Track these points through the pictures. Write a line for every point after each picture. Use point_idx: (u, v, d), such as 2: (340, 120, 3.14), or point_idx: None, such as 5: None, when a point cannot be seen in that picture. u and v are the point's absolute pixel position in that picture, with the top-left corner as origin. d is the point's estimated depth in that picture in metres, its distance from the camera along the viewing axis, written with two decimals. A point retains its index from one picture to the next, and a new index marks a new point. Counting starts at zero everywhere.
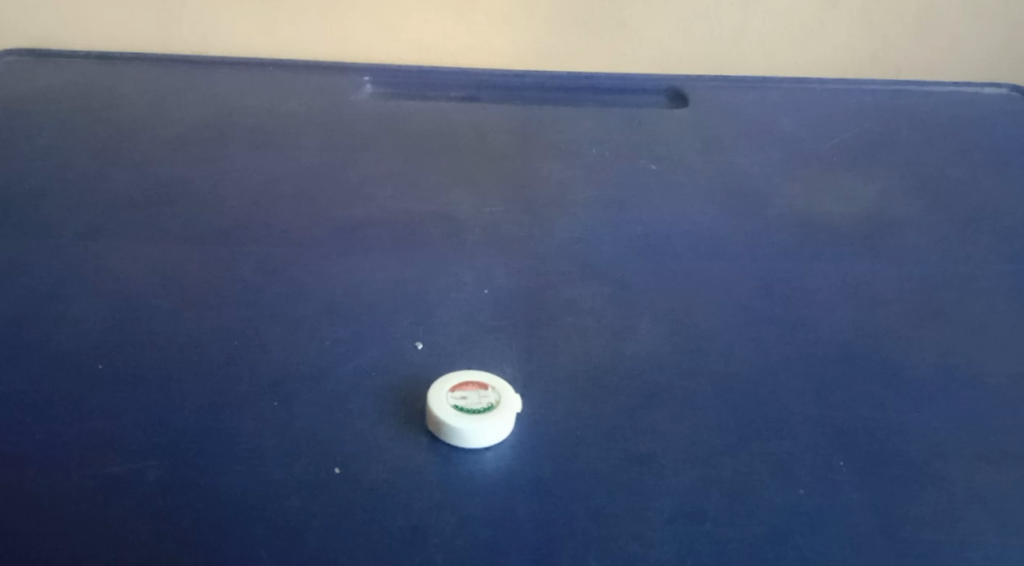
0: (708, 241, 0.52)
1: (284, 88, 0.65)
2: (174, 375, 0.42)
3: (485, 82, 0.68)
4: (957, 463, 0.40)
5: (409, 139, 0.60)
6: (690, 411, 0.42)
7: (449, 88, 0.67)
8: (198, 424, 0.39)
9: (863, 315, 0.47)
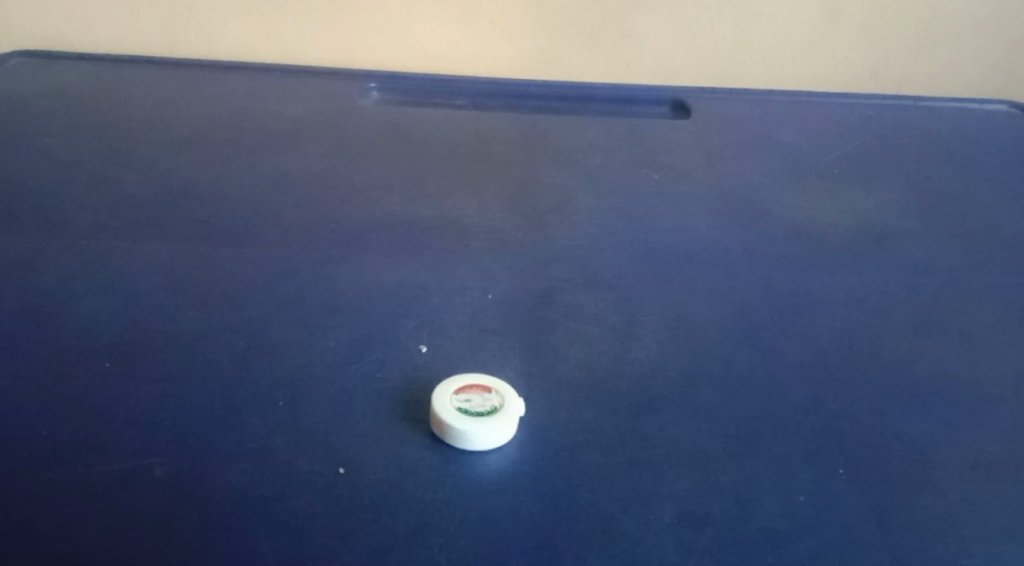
0: (364, 265, 0.81)
1: (167, 168, 0.92)
2: (155, 404, 0.67)
3: (280, 100, 1.04)
4: (545, 354, 0.73)
5: (252, 159, 0.94)
6: (473, 345, 0.74)
7: (274, 111, 1.03)
8: (179, 459, 0.64)
9: (524, 278, 0.81)
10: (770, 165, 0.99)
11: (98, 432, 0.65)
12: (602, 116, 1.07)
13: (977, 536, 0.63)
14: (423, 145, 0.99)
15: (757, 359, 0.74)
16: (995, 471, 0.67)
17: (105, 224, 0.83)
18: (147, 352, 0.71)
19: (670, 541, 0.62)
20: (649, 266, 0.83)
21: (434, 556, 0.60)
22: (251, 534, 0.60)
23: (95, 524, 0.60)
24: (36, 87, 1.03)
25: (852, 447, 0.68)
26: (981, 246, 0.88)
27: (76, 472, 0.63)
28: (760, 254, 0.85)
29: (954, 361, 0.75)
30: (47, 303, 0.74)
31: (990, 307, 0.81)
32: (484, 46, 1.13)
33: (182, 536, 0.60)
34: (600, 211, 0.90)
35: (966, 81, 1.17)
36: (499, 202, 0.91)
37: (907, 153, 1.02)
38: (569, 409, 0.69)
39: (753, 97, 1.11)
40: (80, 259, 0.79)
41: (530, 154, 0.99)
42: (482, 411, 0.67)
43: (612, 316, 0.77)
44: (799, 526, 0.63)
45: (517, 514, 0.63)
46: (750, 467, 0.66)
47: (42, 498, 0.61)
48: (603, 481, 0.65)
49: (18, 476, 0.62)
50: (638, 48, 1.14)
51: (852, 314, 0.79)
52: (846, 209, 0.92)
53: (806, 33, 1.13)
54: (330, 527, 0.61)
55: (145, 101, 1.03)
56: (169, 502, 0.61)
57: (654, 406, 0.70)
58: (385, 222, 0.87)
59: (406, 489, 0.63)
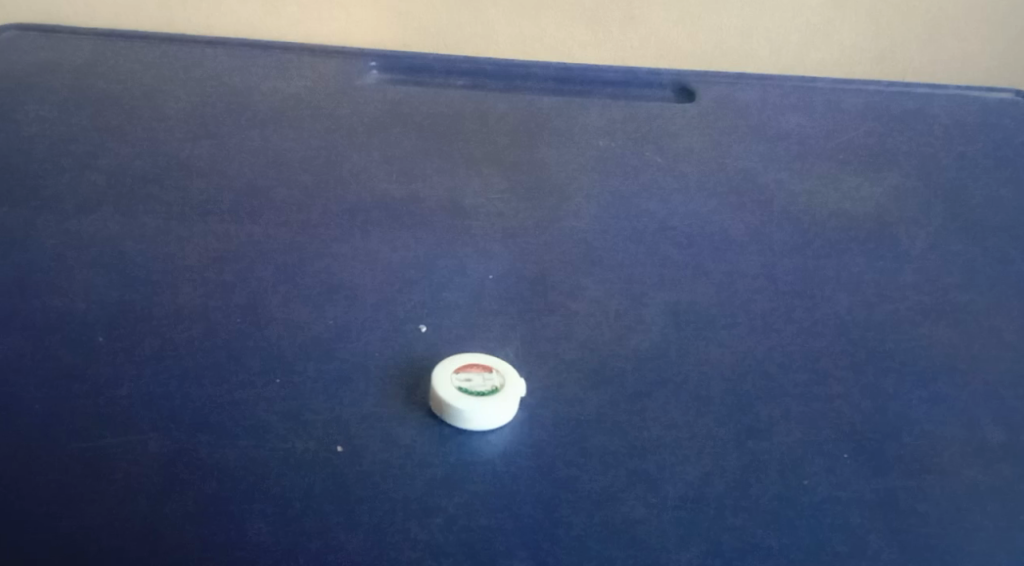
0: (364, 244, 0.80)
1: (160, 144, 0.91)
2: (151, 381, 0.66)
3: (278, 78, 1.03)
4: (546, 336, 0.72)
5: (248, 135, 0.93)
6: (473, 325, 0.73)
7: (273, 88, 1.01)
8: (174, 435, 0.63)
9: (526, 260, 0.80)
10: (773, 150, 0.98)
11: (83, 416, 0.63)
12: (606, 99, 1.06)
13: (987, 521, 0.62)
14: (423, 125, 0.98)
15: (761, 343, 0.73)
16: (1002, 458, 0.66)
17: (101, 200, 0.82)
18: (136, 331, 0.69)
19: (673, 524, 0.61)
20: (653, 249, 0.82)
21: (434, 537, 0.59)
22: (247, 512, 0.59)
23: (78, 512, 0.58)
24: (30, 61, 1.02)
25: (858, 433, 0.67)
26: (988, 233, 0.87)
27: (66, 450, 0.61)
28: (765, 239, 0.84)
29: (961, 348, 0.74)
30: (41, 278, 0.73)
31: (998, 295, 0.80)
32: (486, 27, 1.12)
33: (177, 512, 0.59)
34: (603, 193, 0.89)
35: (973, 70, 1.16)
36: (501, 183, 0.90)
37: (913, 140, 1.01)
38: (570, 391, 0.68)
39: (758, 82, 1.09)
40: (74, 234, 0.78)
41: (532, 135, 0.98)
42: (482, 391, 0.66)
43: (614, 298, 0.76)
44: (805, 511, 0.62)
45: (518, 495, 0.62)
46: (755, 452, 0.65)
47: (22, 489, 0.59)
48: (605, 463, 0.64)
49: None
50: (642, 32, 1.13)
51: (857, 300, 0.78)
52: (850, 196, 0.91)
53: (812, 18, 1.12)
54: (327, 507, 0.60)
55: (142, 77, 1.01)
56: (162, 481, 0.60)
57: (658, 390, 0.69)
58: (385, 202, 0.86)
59: (405, 470, 0.62)
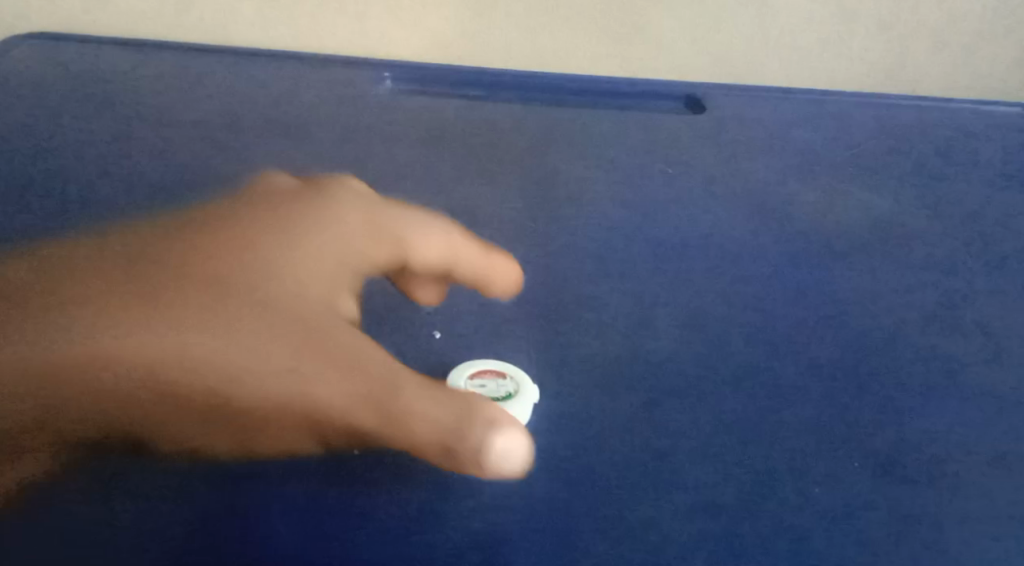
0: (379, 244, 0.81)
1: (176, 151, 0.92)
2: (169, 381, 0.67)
3: (292, 87, 1.04)
4: (558, 343, 0.74)
5: (263, 143, 0.94)
6: (486, 333, 0.75)
7: (287, 97, 1.03)
8: (197, 439, 0.65)
9: (538, 267, 0.81)
10: (782, 160, 0.99)
11: (106, 419, 0.65)
12: (617, 109, 1.07)
13: (988, 529, 0.64)
14: (437, 133, 0.99)
15: (770, 350, 0.74)
16: (1005, 467, 0.68)
17: (121, 208, 0.84)
18: (151, 325, 0.70)
19: (682, 530, 0.63)
20: (664, 257, 0.83)
21: (449, 539, 0.62)
22: (271, 518, 0.62)
23: (111, 517, 0.61)
24: (48, 67, 1.04)
25: (865, 441, 0.68)
26: (994, 245, 0.88)
27: (96, 455, 0.64)
28: (774, 248, 0.86)
29: (968, 358, 0.75)
30: (61, 280, 0.74)
31: (1004, 306, 0.81)
32: (499, 36, 1.13)
33: (205, 518, 0.62)
34: (614, 202, 0.90)
35: (979, 84, 1.18)
36: (513, 192, 0.91)
37: (921, 152, 1.02)
38: (581, 398, 0.70)
39: (767, 92, 1.10)
40: (95, 241, 0.79)
41: (545, 145, 0.99)
42: (495, 397, 0.68)
43: (626, 305, 0.78)
44: (812, 519, 0.63)
45: (531, 500, 0.64)
46: (763, 459, 0.67)
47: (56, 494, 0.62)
48: (616, 470, 0.66)
49: (29, 465, 0.63)
50: (653, 42, 1.14)
51: (866, 308, 0.79)
52: (858, 206, 0.92)
53: (821, 30, 1.13)
54: (347, 511, 0.62)
55: (158, 84, 1.03)
56: (188, 486, 0.63)
57: (667, 396, 0.70)
58: (399, 208, 0.87)
59: (422, 476, 0.64)
